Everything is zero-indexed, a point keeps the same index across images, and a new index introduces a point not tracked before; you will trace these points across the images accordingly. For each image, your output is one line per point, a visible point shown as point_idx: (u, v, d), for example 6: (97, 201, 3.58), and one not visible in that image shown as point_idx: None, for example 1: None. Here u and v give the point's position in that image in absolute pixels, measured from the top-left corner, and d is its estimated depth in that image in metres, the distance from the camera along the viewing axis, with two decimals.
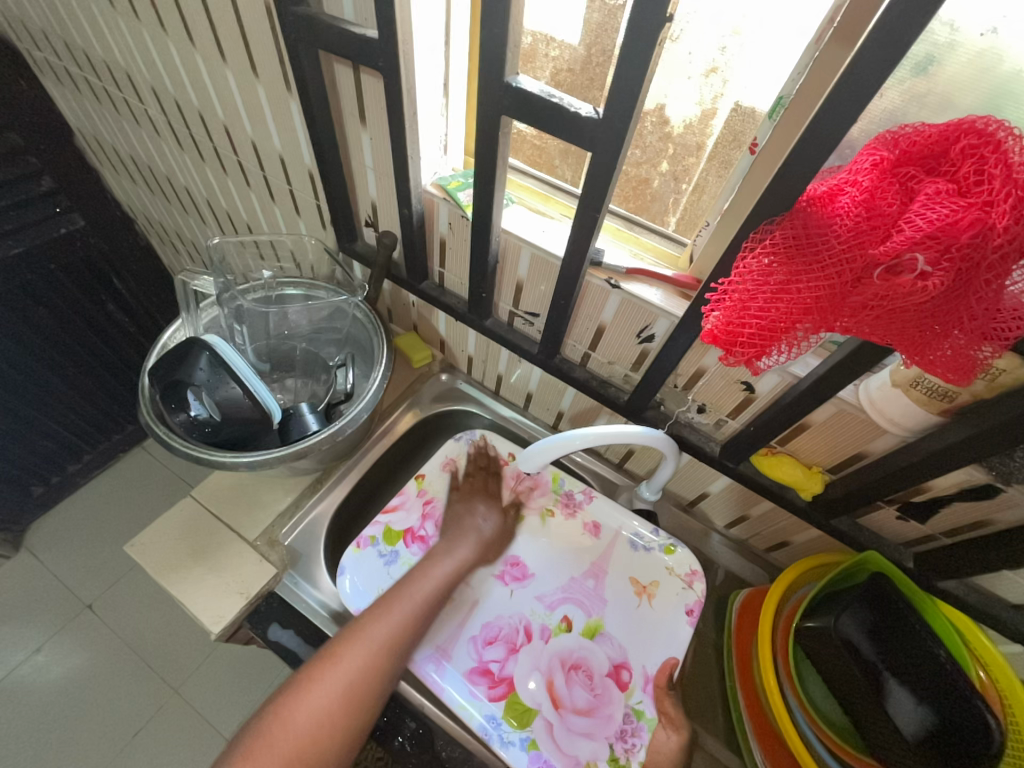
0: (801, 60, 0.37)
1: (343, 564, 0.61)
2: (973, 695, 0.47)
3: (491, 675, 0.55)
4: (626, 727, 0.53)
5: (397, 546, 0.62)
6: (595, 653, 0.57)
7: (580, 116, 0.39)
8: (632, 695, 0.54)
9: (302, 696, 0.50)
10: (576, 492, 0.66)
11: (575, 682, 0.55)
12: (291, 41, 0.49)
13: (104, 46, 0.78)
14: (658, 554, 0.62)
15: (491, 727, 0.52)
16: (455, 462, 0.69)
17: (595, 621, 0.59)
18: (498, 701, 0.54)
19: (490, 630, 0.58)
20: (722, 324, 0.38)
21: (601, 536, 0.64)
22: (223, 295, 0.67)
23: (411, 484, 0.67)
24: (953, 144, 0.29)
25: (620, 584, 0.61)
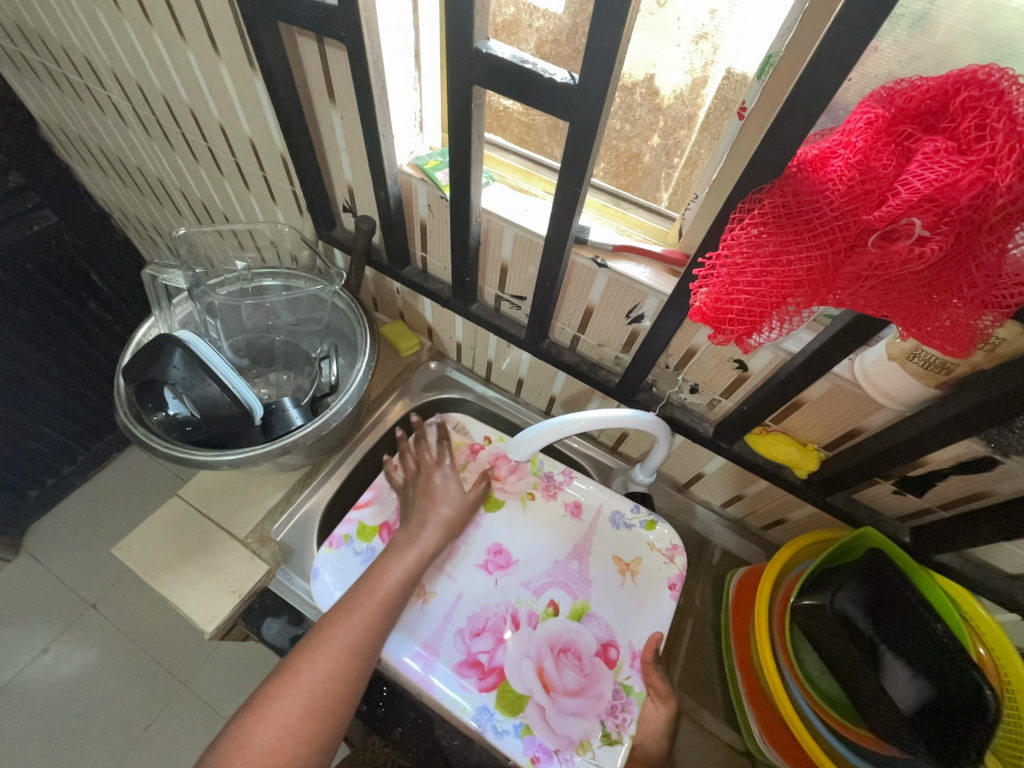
0: (792, 15, 0.35)
1: (317, 566, 0.59)
2: (969, 667, 0.46)
3: (480, 666, 0.54)
4: (616, 702, 0.53)
5: (374, 542, 0.61)
6: (584, 635, 0.57)
7: (556, 83, 0.36)
8: (621, 672, 0.55)
9: (257, 720, 0.45)
10: (556, 474, 0.66)
11: (564, 665, 0.55)
12: (249, 13, 0.46)
13: (59, 28, 0.74)
14: (639, 530, 0.62)
15: (484, 718, 0.52)
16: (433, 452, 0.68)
17: (581, 604, 0.58)
18: (490, 690, 0.53)
19: (475, 620, 0.57)
20: (710, 301, 0.36)
21: (583, 514, 0.64)
22: (195, 290, 0.63)
23: (381, 478, 0.66)
24: (952, 97, 0.27)
25: (604, 566, 0.61)
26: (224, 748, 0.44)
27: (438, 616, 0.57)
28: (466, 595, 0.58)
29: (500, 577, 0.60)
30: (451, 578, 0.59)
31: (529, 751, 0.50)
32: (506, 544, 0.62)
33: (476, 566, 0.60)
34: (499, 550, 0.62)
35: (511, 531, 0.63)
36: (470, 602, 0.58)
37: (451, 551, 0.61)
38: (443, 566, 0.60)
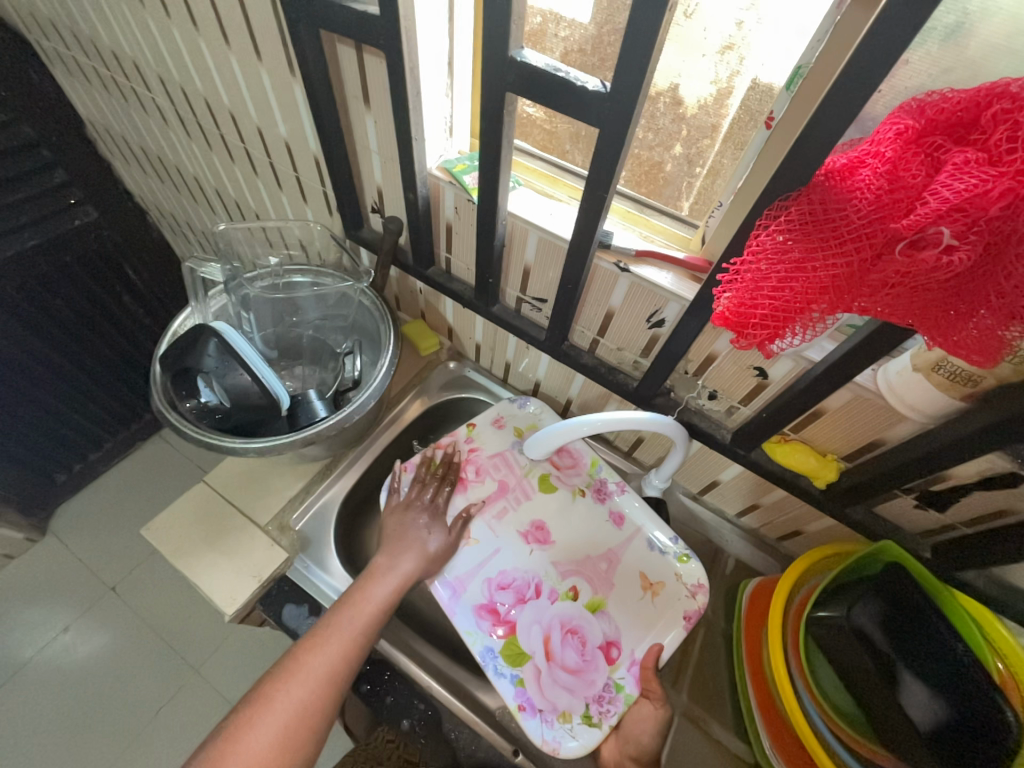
0: (822, 28, 0.35)
1: (389, 482, 0.66)
2: (991, 688, 0.44)
3: (497, 614, 0.57)
4: (604, 693, 0.55)
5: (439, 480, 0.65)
6: (593, 627, 0.58)
7: (586, 92, 0.37)
8: (616, 670, 0.56)
9: (231, 747, 0.46)
10: (610, 481, 0.66)
11: (569, 643, 0.57)
12: (294, 23, 0.48)
13: (110, 34, 0.78)
14: (670, 558, 0.61)
15: (487, 657, 0.55)
16: (504, 419, 0.70)
17: (599, 599, 0.59)
18: (499, 637, 0.56)
19: (504, 576, 0.60)
20: (733, 306, 0.37)
21: (623, 527, 0.64)
22: (230, 283, 0.66)
23: (461, 428, 0.70)
24: (983, 109, 0.27)
25: (628, 578, 0.61)
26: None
27: (476, 558, 0.61)
28: (500, 553, 0.61)
29: (535, 549, 0.62)
30: (493, 533, 0.63)
31: (518, 699, 0.53)
32: (550, 523, 0.63)
33: (519, 532, 0.63)
34: (542, 526, 0.63)
35: (558, 512, 0.64)
36: (503, 561, 0.61)
37: (501, 510, 0.64)
38: (489, 520, 0.63)
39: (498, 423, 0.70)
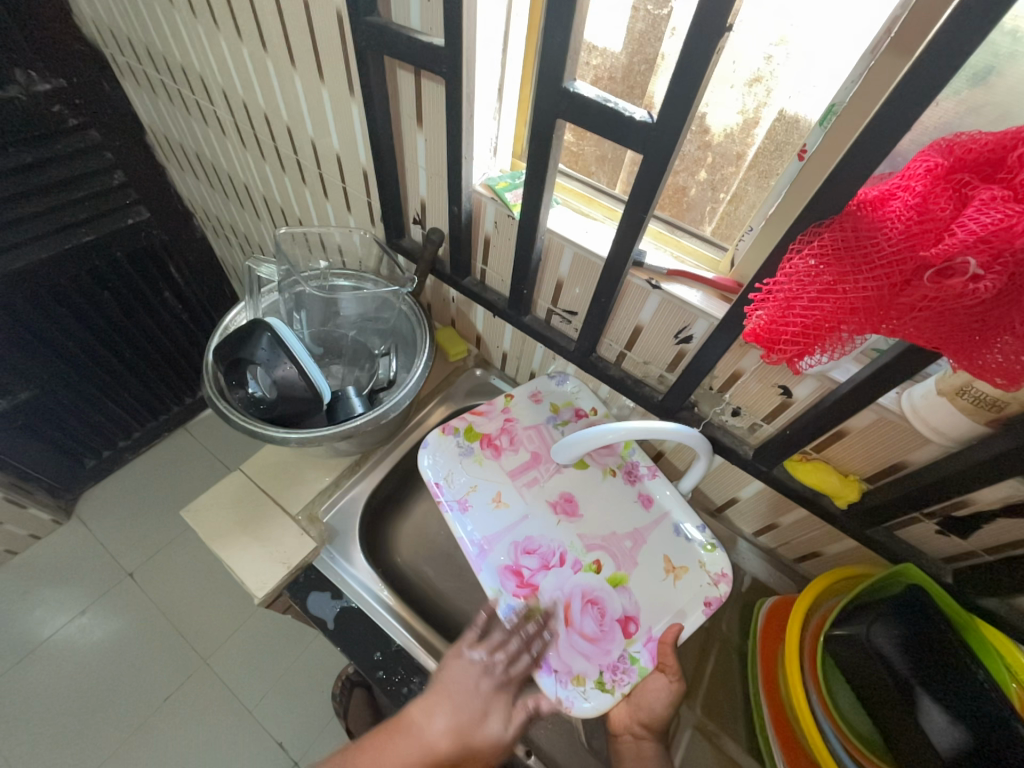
0: (855, 69, 0.38)
1: (427, 442, 0.68)
2: (1012, 718, 0.43)
3: (521, 576, 0.59)
4: (619, 663, 0.55)
5: (474, 445, 0.68)
6: (613, 599, 0.58)
7: (634, 121, 0.40)
8: (633, 643, 0.56)
9: None
10: (641, 465, 0.68)
11: (588, 613, 0.57)
12: (361, 49, 0.52)
13: (182, 50, 0.84)
14: (696, 546, 0.63)
15: (507, 613, 0.56)
16: (541, 395, 0.73)
17: (621, 574, 0.60)
18: (521, 597, 0.57)
19: (530, 541, 0.61)
20: (765, 323, 0.39)
21: (651, 509, 0.65)
22: (285, 281, 0.71)
23: (499, 400, 0.73)
24: (1009, 151, 0.30)
25: (652, 558, 0.62)
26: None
27: (504, 520, 0.63)
28: (528, 519, 0.63)
29: (563, 520, 0.63)
30: (523, 499, 0.65)
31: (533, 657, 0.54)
32: (578, 496, 0.66)
33: (548, 502, 0.65)
34: (571, 498, 0.65)
35: (587, 490, 0.66)
36: (531, 527, 0.63)
37: (534, 480, 0.66)
38: (521, 486, 0.65)
39: (535, 398, 0.73)
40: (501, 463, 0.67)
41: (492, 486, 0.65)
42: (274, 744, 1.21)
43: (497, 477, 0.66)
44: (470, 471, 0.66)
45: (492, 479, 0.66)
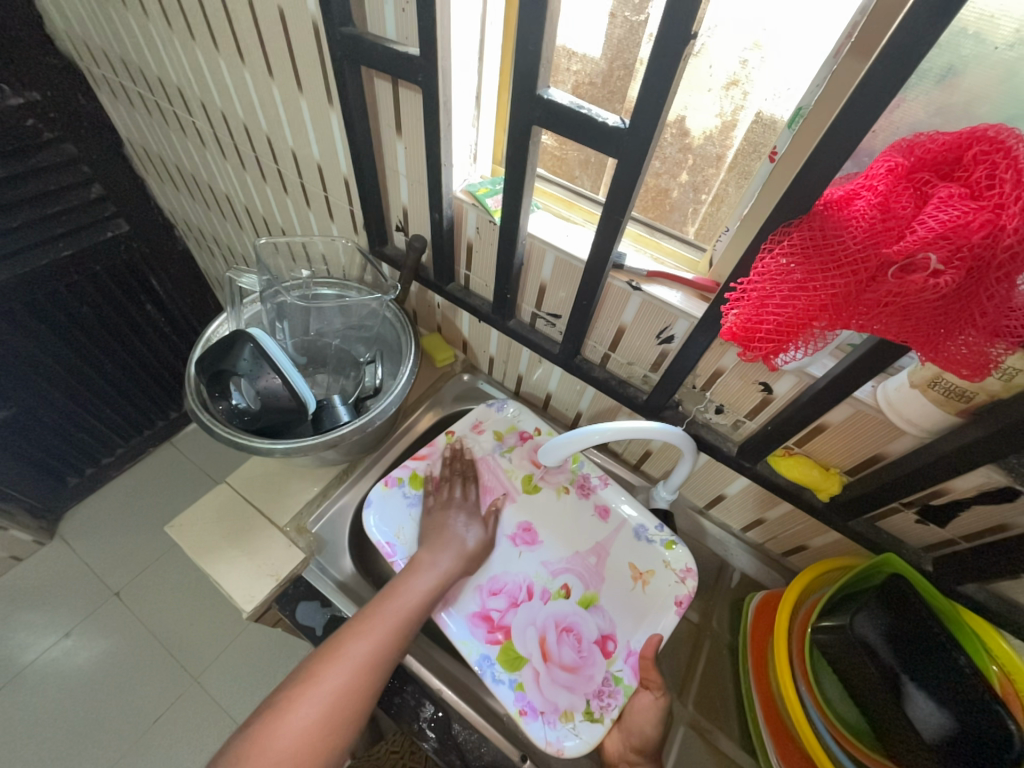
0: (820, 73, 0.39)
1: (370, 498, 0.67)
2: (992, 700, 0.45)
3: (491, 621, 0.59)
4: (604, 687, 0.56)
5: (421, 490, 0.68)
6: (587, 623, 0.59)
7: (607, 126, 0.41)
8: (614, 663, 0.57)
9: (281, 722, 0.48)
10: (593, 475, 0.68)
11: (565, 642, 0.58)
12: (338, 58, 0.53)
13: (158, 62, 0.84)
14: (658, 545, 0.63)
15: (484, 665, 0.56)
16: (484, 425, 0.73)
17: (591, 594, 0.61)
18: (494, 643, 0.57)
19: (496, 581, 0.62)
20: (740, 322, 0.40)
21: (609, 519, 0.66)
22: (267, 291, 0.71)
23: (440, 438, 0.72)
24: (965, 151, 0.31)
25: (619, 569, 0.62)
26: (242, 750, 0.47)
27: None
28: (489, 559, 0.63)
29: (524, 551, 0.64)
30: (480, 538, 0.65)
31: (518, 704, 0.54)
32: (536, 523, 0.66)
33: (507, 537, 0.65)
34: (528, 527, 0.66)
35: (543, 513, 0.67)
36: (493, 566, 0.63)
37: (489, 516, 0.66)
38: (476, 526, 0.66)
39: (479, 428, 0.73)
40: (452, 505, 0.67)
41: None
42: None
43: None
44: (420, 520, 0.66)
45: None
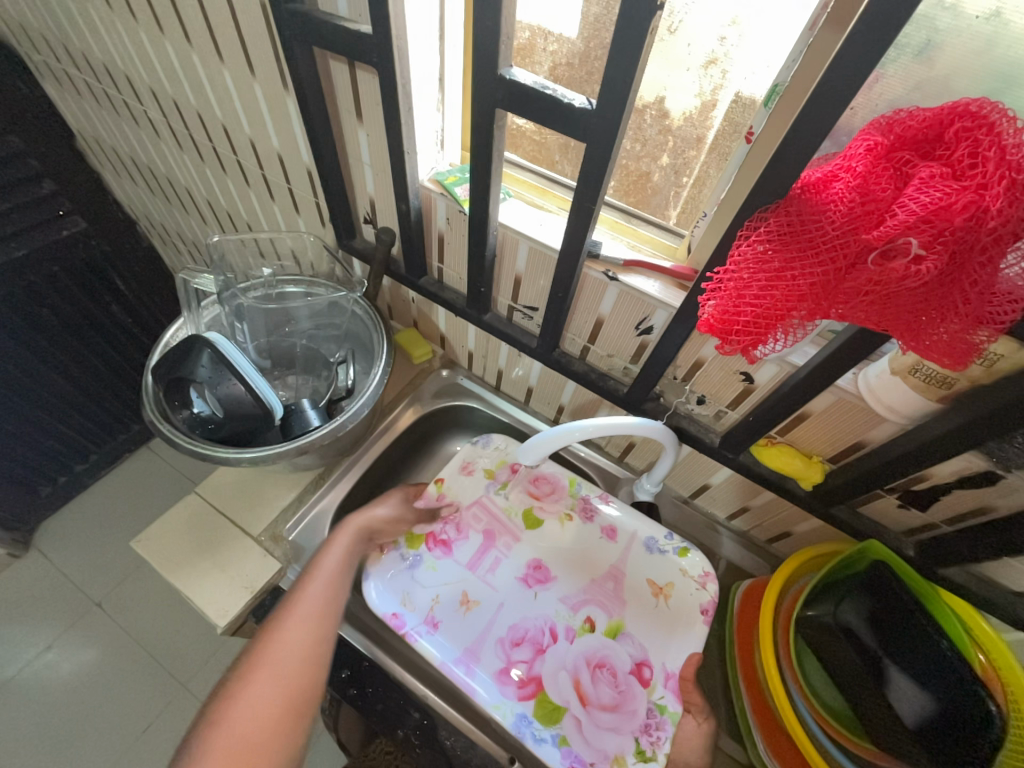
0: (796, 47, 0.37)
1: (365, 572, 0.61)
2: (974, 683, 0.46)
3: (519, 676, 0.55)
4: (650, 721, 0.53)
5: (420, 550, 0.62)
6: (618, 653, 0.57)
7: (573, 108, 0.39)
8: (654, 691, 0.55)
9: (231, 705, 0.49)
10: (593, 497, 0.67)
11: (600, 679, 0.55)
12: (287, 38, 0.49)
13: (102, 47, 0.78)
14: (671, 556, 0.63)
15: (523, 727, 0.52)
16: (472, 464, 0.69)
17: (616, 621, 0.59)
18: (528, 700, 0.54)
19: (517, 630, 0.57)
20: (717, 313, 0.38)
21: (618, 539, 0.64)
22: (224, 293, 0.68)
23: (430, 488, 0.67)
24: (947, 127, 0.29)
25: (637, 588, 0.61)
26: (199, 740, 0.47)
27: (479, 624, 0.58)
28: (506, 606, 0.59)
29: (539, 591, 0.60)
30: (492, 587, 0.60)
31: (567, 761, 0.51)
32: (546, 559, 0.62)
33: (519, 579, 0.61)
34: (539, 564, 0.62)
35: (553, 547, 0.63)
36: (511, 615, 0.59)
37: (493, 562, 0.62)
38: (484, 575, 0.61)
39: (467, 469, 0.68)
40: (455, 558, 0.62)
41: (456, 587, 0.60)
42: None
43: (456, 574, 0.61)
44: (424, 582, 0.60)
45: (451, 579, 0.60)
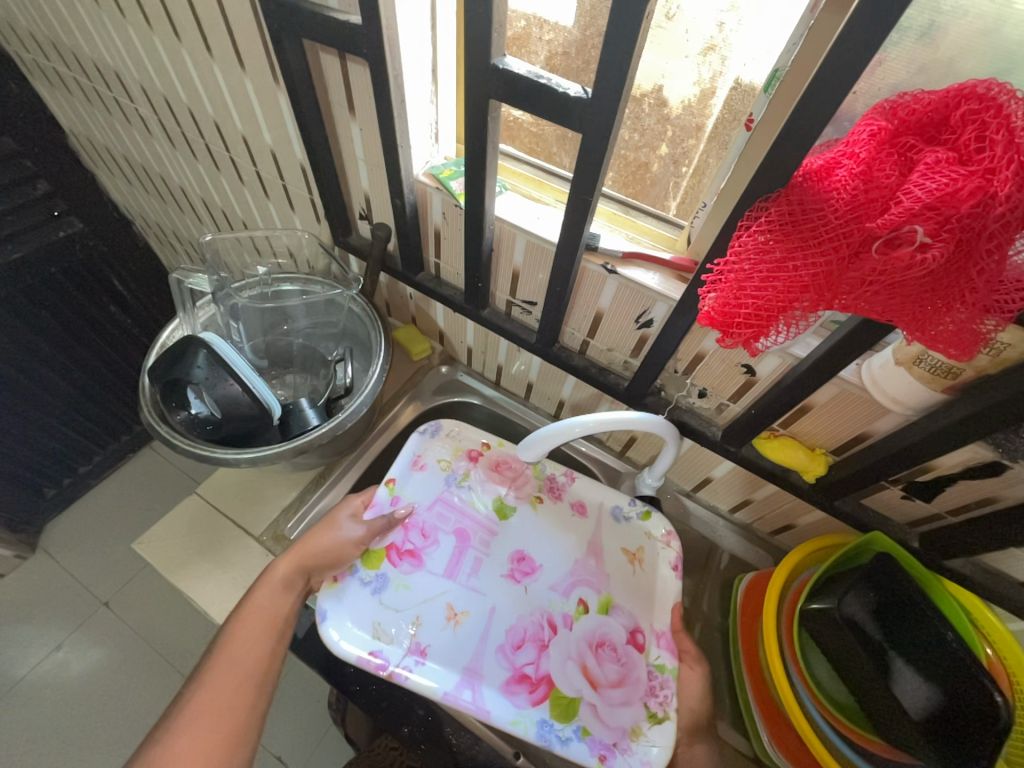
0: (796, 30, 0.36)
1: (322, 610, 0.54)
2: (979, 672, 0.45)
3: (528, 679, 0.52)
4: (654, 682, 0.53)
5: (384, 568, 0.56)
6: (614, 626, 0.56)
7: (568, 97, 0.38)
8: (651, 653, 0.55)
9: None
10: (557, 474, 0.65)
11: (604, 658, 0.54)
12: (275, 31, 0.48)
13: (91, 44, 0.77)
14: (637, 521, 0.63)
15: (546, 732, 0.50)
16: (424, 459, 0.64)
17: (606, 596, 0.58)
18: (542, 702, 0.51)
19: (514, 633, 0.54)
20: (718, 306, 0.37)
21: (588, 512, 0.63)
22: (218, 292, 0.67)
23: (380, 491, 0.61)
24: (953, 110, 0.28)
25: (615, 558, 0.60)
26: None
27: (473, 636, 0.54)
28: (497, 609, 0.55)
29: (527, 585, 0.57)
30: (477, 592, 0.56)
31: (594, 752, 0.49)
32: (526, 549, 0.60)
33: (503, 577, 0.58)
34: (521, 556, 0.59)
35: (529, 536, 0.61)
36: (504, 617, 0.55)
37: (472, 563, 0.58)
38: (465, 580, 0.57)
39: (418, 465, 0.63)
40: (429, 570, 0.57)
41: (438, 602, 0.55)
42: (273, 760, 1.12)
43: (433, 587, 0.56)
44: (399, 605, 0.54)
45: (429, 595, 0.55)
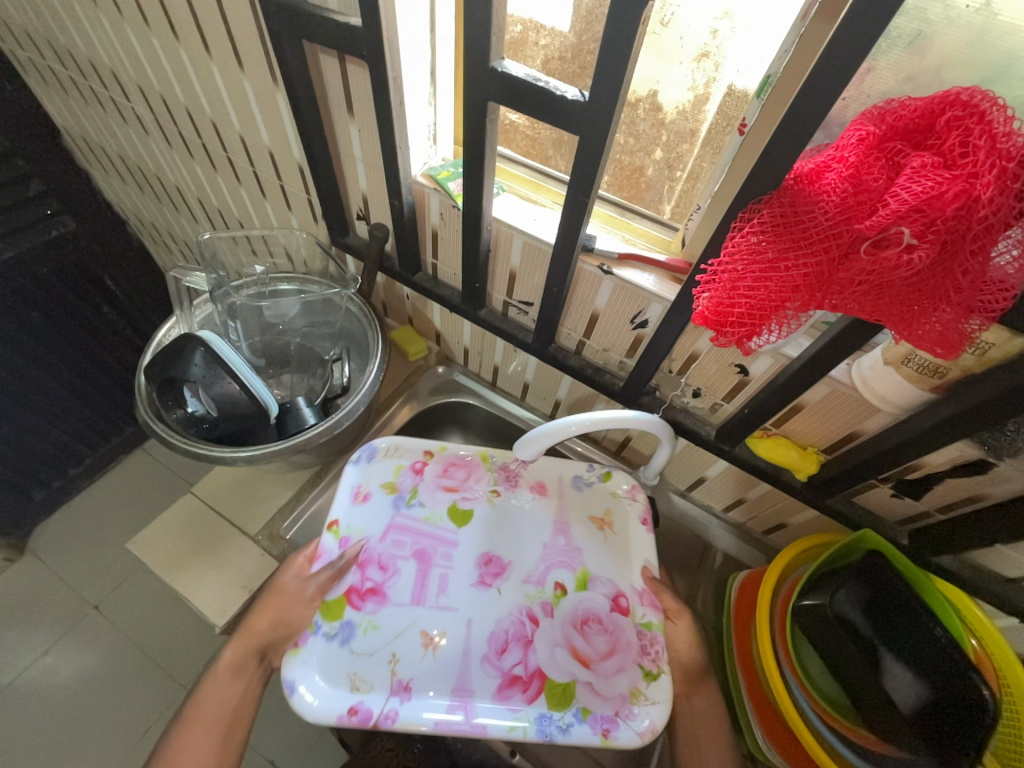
0: (788, 38, 0.37)
1: (288, 680, 0.50)
2: (968, 668, 0.46)
3: (520, 680, 0.51)
4: (643, 643, 0.53)
5: (347, 615, 0.53)
6: (594, 597, 0.56)
7: (566, 100, 0.38)
8: (636, 613, 0.55)
9: None
10: (510, 461, 0.65)
11: (591, 632, 0.54)
12: (275, 32, 0.48)
13: (87, 43, 0.77)
14: (600, 486, 0.64)
15: (546, 725, 0.49)
16: (364, 488, 0.61)
17: (582, 572, 0.58)
18: (538, 697, 0.50)
19: (497, 641, 0.53)
20: (711, 305, 0.38)
21: (549, 490, 0.63)
22: (216, 291, 0.68)
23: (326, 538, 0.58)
24: (938, 116, 0.29)
25: (585, 531, 0.61)
26: None
27: (456, 657, 0.52)
28: (475, 622, 0.54)
29: (500, 585, 0.56)
30: (452, 609, 0.54)
31: (598, 728, 0.49)
32: (493, 549, 0.58)
33: (474, 584, 0.56)
34: (488, 558, 0.58)
35: (492, 537, 0.59)
36: (483, 628, 0.54)
37: (440, 581, 0.56)
38: (435, 602, 0.54)
39: (360, 496, 0.60)
40: (395, 603, 0.54)
41: (410, 632, 0.53)
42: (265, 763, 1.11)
43: (401, 619, 0.53)
44: (370, 646, 0.52)
45: (398, 627, 0.53)
